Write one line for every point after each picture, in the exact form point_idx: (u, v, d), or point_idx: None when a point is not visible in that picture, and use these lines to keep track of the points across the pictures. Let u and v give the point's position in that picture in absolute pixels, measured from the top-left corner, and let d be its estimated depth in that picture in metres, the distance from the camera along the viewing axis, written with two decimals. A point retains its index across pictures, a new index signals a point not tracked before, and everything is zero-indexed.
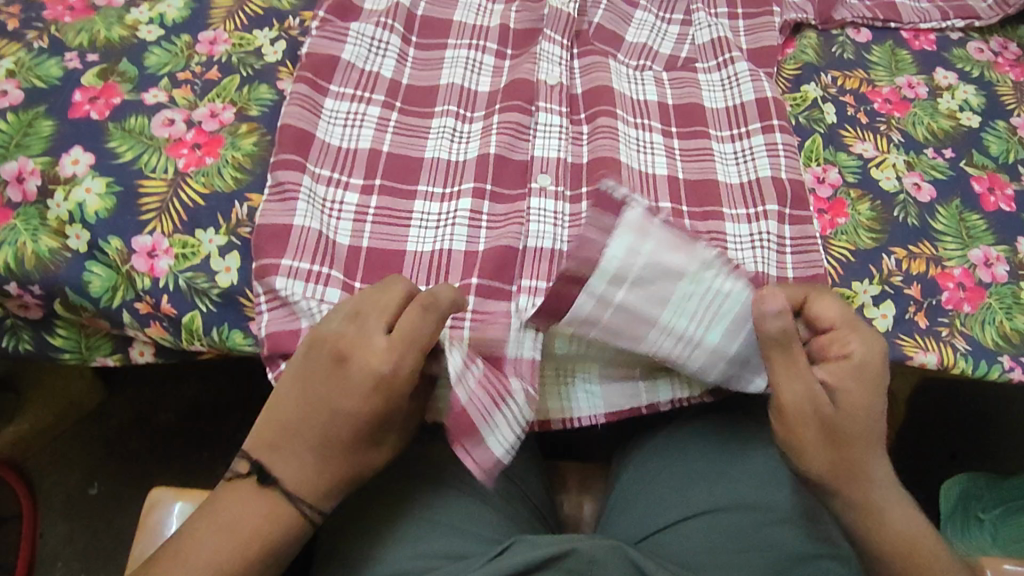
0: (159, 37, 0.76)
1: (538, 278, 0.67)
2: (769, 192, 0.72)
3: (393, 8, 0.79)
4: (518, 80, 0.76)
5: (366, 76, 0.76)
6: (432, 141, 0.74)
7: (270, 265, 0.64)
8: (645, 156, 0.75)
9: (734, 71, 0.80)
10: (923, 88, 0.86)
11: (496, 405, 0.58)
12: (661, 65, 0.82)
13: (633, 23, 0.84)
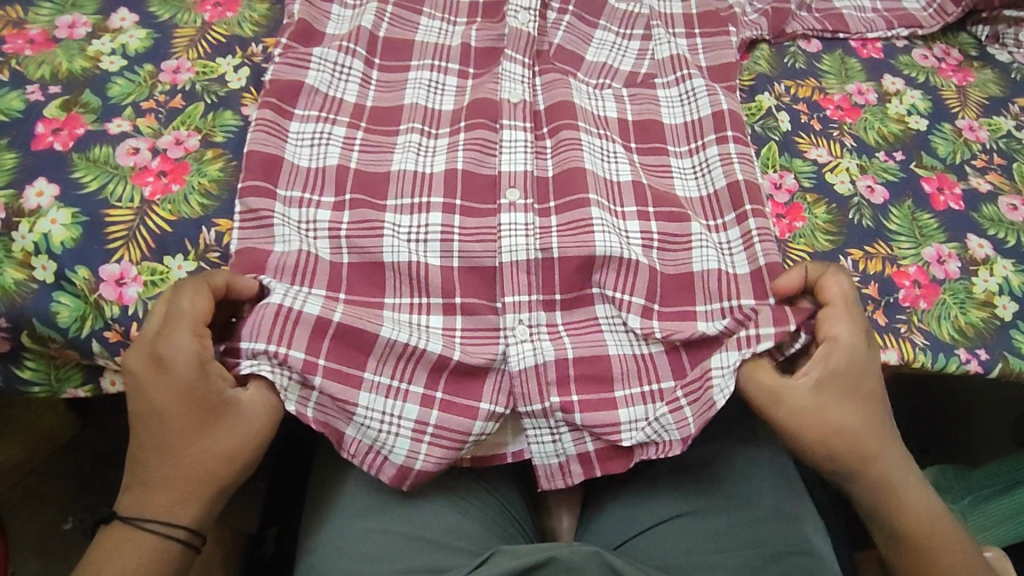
0: (122, 67, 0.77)
1: (521, 291, 0.68)
2: (727, 202, 0.74)
3: (355, 31, 0.81)
4: (482, 99, 0.78)
5: (330, 100, 0.77)
6: (398, 154, 0.75)
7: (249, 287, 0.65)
8: (609, 165, 0.76)
9: (692, 86, 0.81)
10: (873, 94, 0.89)
11: (412, 438, 0.63)
12: (622, 83, 0.84)
13: (593, 43, 0.86)
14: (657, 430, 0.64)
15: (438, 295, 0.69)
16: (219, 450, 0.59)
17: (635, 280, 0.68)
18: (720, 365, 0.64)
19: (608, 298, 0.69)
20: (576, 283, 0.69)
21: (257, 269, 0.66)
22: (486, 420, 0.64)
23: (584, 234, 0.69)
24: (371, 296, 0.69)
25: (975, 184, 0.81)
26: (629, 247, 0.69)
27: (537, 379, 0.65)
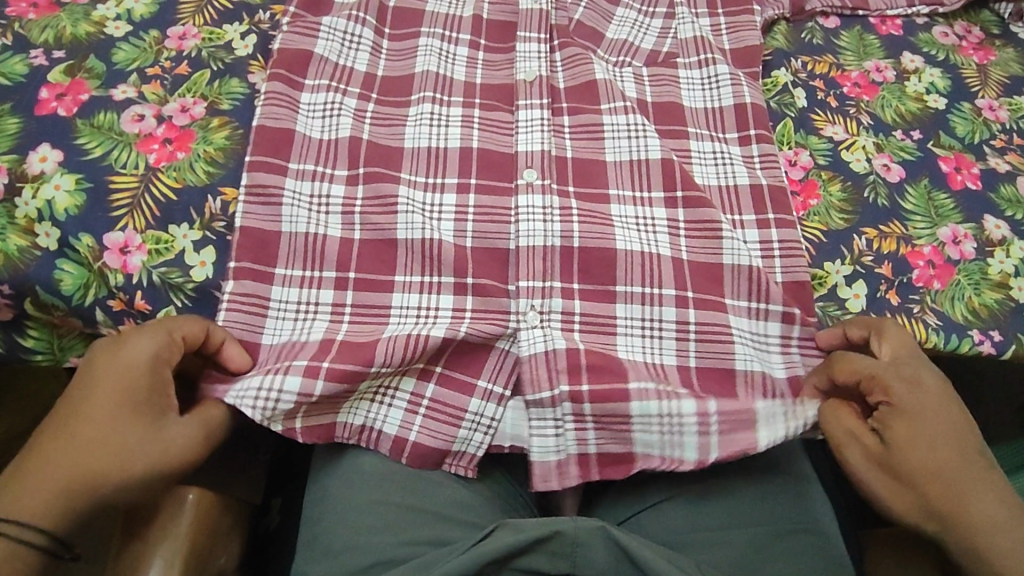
0: (127, 33, 0.75)
1: (535, 277, 0.68)
2: (745, 201, 0.74)
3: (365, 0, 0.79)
4: (498, 85, 0.78)
5: (340, 69, 0.76)
6: (410, 128, 0.74)
7: (264, 274, 0.66)
8: (635, 141, 0.75)
9: (714, 72, 0.80)
10: (891, 71, 0.87)
11: (407, 410, 0.65)
12: (642, 61, 0.82)
13: (614, 20, 0.84)
14: (671, 443, 0.63)
15: (449, 274, 0.69)
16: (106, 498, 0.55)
17: (658, 275, 0.69)
18: (766, 408, 0.64)
19: (632, 298, 0.69)
20: (598, 273, 0.69)
21: (266, 251, 0.67)
22: (482, 395, 0.66)
23: (604, 228, 0.71)
24: (381, 274, 0.68)
25: (993, 164, 0.80)
26: (651, 242, 0.71)
27: (547, 367, 0.64)
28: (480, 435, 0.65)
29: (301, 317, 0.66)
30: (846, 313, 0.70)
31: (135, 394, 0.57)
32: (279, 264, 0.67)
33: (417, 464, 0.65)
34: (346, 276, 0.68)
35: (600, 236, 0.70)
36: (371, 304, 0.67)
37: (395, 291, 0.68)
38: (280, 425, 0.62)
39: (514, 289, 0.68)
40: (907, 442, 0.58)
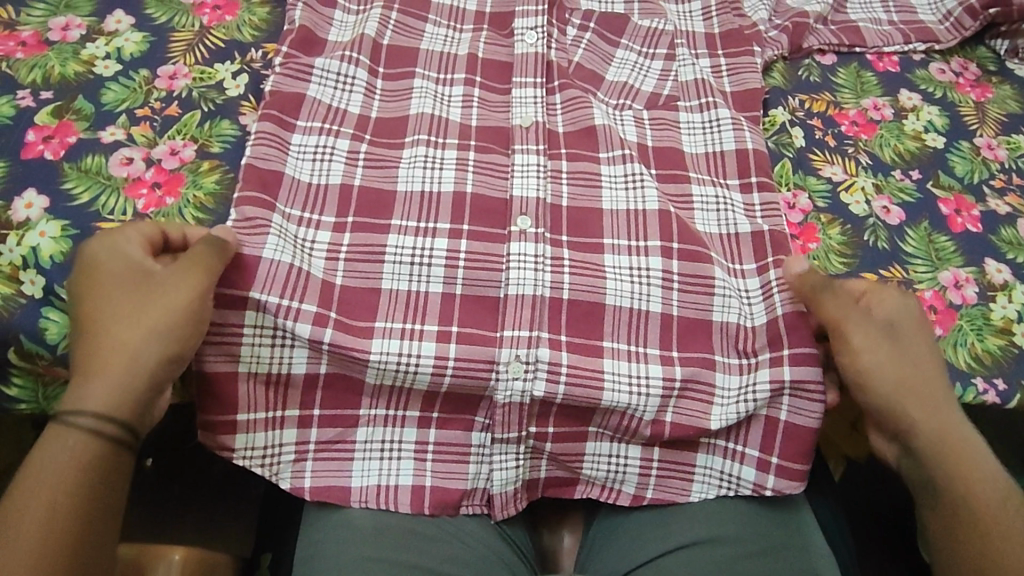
0: (116, 72, 0.74)
1: (521, 325, 0.67)
2: (747, 247, 0.73)
3: (359, 39, 0.79)
4: (492, 128, 0.77)
5: (334, 111, 0.75)
6: (404, 169, 0.73)
7: (241, 298, 0.64)
8: (632, 193, 0.74)
9: (716, 115, 0.80)
10: (889, 109, 0.87)
11: (416, 458, 0.67)
12: (642, 104, 0.82)
13: (615, 62, 0.85)
14: (616, 479, 0.70)
15: (432, 323, 0.67)
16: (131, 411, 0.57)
17: (644, 333, 0.69)
18: (703, 465, 0.69)
19: (620, 353, 0.68)
20: (585, 327, 0.69)
21: (246, 274, 0.64)
22: (482, 428, 0.68)
23: (594, 280, 0.70)
24: (361, 321, 0.67)
25: (993, 205, 0.79)
26: (643, 297, 0.70)
27: (521, 411, 0.66)
28: (484, 469, 0.68)
29: (277, 343, 0.65)
30: None
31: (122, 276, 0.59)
32: (255, 288, 0.64)
33: (438, 510, 0.67)
34: (326, 314, 0.65)
35: (590, 290, 0.70)
36: (350, 346, 0.64)
37: (375, 336, 0.66)
38: (288, 482, 0.66)
39: (500, 337, 0.67)
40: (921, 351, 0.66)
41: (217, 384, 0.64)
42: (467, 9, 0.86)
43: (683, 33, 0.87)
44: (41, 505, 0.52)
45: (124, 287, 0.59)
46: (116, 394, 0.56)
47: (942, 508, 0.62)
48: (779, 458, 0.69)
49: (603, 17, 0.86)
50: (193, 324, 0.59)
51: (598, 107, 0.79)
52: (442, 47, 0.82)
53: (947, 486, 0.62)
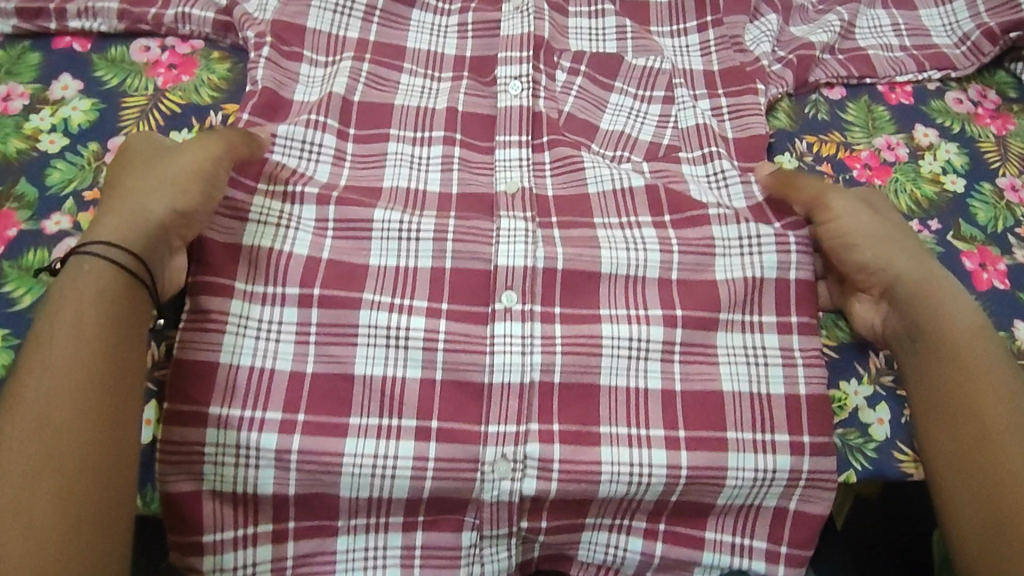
0: (62, 148, 0.68)
1: (507, 419, 0.62)
2: (767, 298, 0.67)
3: (325, 98, 0.73)
4: (474, 197, 0.71)
5: (296, 175, 0.68)
6: (377, 240, 0.66)
7: (200, 409, 0.59)
8: (633, 255, 0.68)
9: (720, 168, 0.74)
10: (903, 149, 0.80)
11: (402, 566, 0.62)
12: (641, 155, 0.76)
13: (609, 108, 0.78)
14: (617, 560, 0.64)
15: (410, 417, 0.61)
16: (141, 243, 0.57)
17: (646, 413, 0.63)
18: (710, 563, 0.64)
19: (618, 439, 0.62)
20: (578, 412, 0.63)
21: (208, 379, 0.60)
22: (471, 527, 0.62)
23: (588, 358, 0.64)
24: (334, 416, 0.61)
25: (1021, 257, 0.73)
26: (639, 374, 0.64)
27: (510, 509, 0.61)
28: (478, 569, 0.63)
29: (242, 462, 0.59)
30: (869, 442, 0.65)
31: (152, 152, 0.64)
32: (216, 402, 0.60)
33: None
34: (294, 418, 0.60)
35: (583, 370, 0.63)
36: (322, 451, 0.59)
37: (348, 436, 0.60)
38: None
39: (484, 433, 0.61)
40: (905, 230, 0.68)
41: (182, 504, 0.58)
42: (444, 56, 0.80)
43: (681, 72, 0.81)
44: (43, 401, 0.48)
45: (153, 157, 0.63)
46: (131, 226, 0.57)
47: (952, 418, 0.58)
48: (789, 547, 0.64)
49: (594, 57, 0.80)
50: (204, 183, 0.61)
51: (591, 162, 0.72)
52: (419, 100, 0.76)
53: (955, 339, 0.60)
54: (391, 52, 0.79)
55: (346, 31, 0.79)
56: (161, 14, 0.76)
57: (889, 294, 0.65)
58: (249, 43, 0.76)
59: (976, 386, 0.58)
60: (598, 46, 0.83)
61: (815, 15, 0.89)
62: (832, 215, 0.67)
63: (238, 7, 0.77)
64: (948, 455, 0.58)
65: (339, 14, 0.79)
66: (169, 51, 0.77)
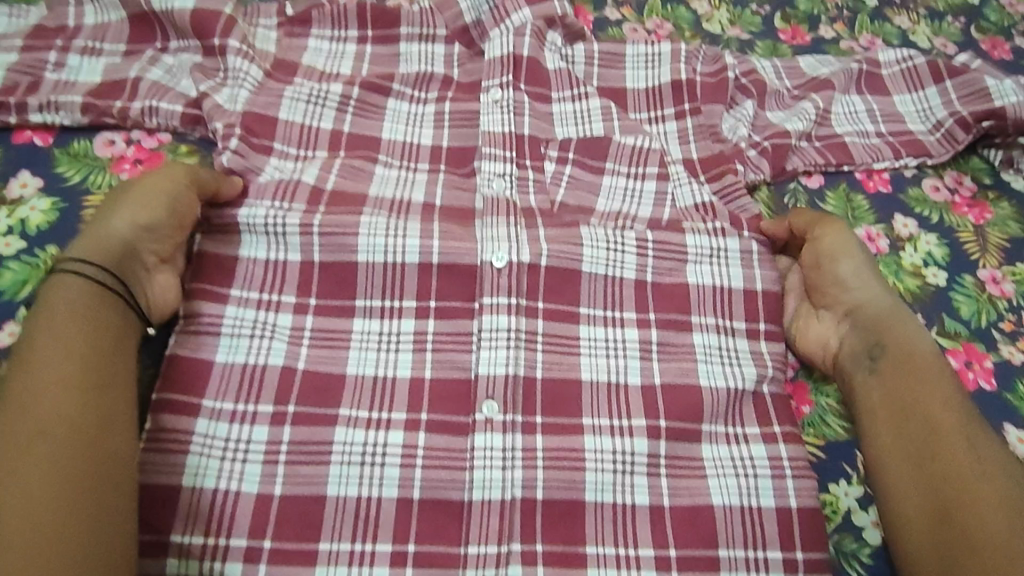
0: (18, 250, 0.65)
1: (488, 540, 0.57)
2: (748, 409, 0.65)
3: (292, 187, 0.71)
4: (457, 275, 0.67)
5: (271, 269, 0.66)
6: (355, 350, 0.63)
7: (158, 540, 0.55)
8: (614, 361, 0.65)
9: (725, 244, 0.71)
10: (884, 240, 0.80)
11: None
12: (644, 228, 0.73)
13: (602, 193, 0.77)
14: None
15: (386, 541, 0.57)
16: (114, 258, 0.59)
17: (633, 533, 0.59)
18: None
19: (606, 560, 0.58)
20: (563, 531, 0.58)
21: (167, 506, 0.55)
22: None
23: (572, 472, 0.60)
24: (303, 541, 0.56)
25: (1006, 353, 0.72)
26: (627, 490, 0.60)
27: None
28: None
29: None
30: (864, 548, 0.62)
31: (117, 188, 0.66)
32: (177, 530, 0.55)
33: None
34: (260, 546, 0.55)
35: (567, 486, 0.60)
36: None
37: (318, 564, 0.55)
38: None
39: (464, 555, 0.57)
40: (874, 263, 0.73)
41: None
42: (421, 147, 0.78)
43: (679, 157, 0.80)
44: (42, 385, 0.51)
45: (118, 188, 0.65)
46: (102, 245, 0.60)
47: (901, 432, 0.62)
48: None
49: (581, 142, 0.79)
50: (169, 201, 0.63)
51: (588, 245, 0.69)
52: (393, 193, 0.73)
53: (907, 361, 0.65)
54: (366, 143, 0.78)
55: (319, 121, 0.78)
56: (127, 107, 0.74)
57: (855, 313, 0.69)
58: (218, 133, 0.74)
59: (922, 395, 0.63)
60: (586, 129, 0.81)
61: (792, 101, 0.90)
62: (817, 238, 0.71)
63: (206, 100, 0.75)
64: (902, 461, 0.61)
65: (311, 105, 0.78)
66: (134, 145, 0.75)
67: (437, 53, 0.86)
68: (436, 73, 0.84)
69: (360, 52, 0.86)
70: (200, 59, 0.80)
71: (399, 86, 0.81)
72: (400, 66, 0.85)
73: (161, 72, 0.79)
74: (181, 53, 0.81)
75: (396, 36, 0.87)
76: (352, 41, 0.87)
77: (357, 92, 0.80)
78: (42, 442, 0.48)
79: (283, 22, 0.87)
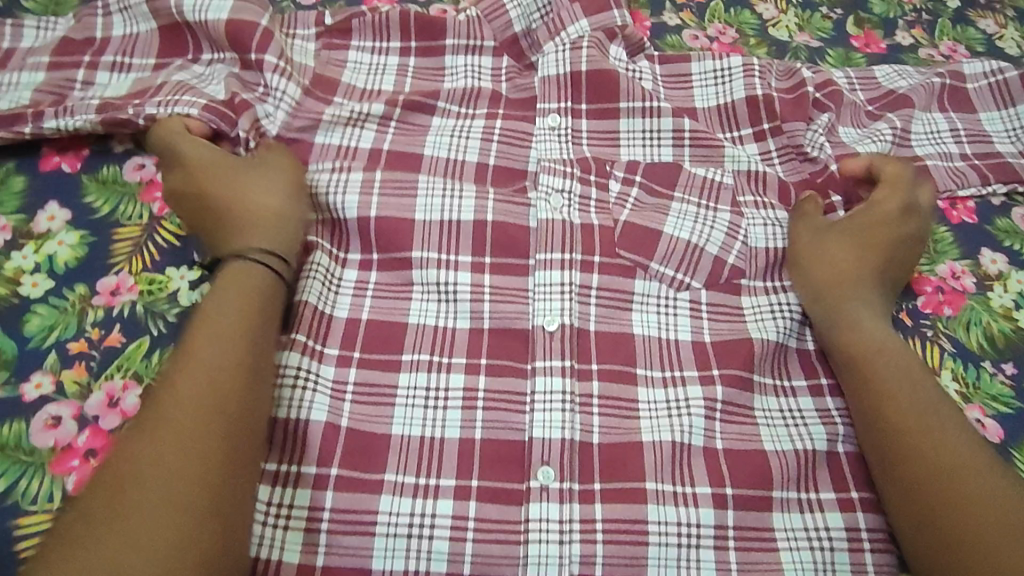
0: (46, 291, 0.62)
1: None
2: (822, 474, 0.59)
3: (343, 229, 0.67)
4: (505, 335, 0.63)
5: (318, 318, 0.62)
6: (401, 408, 0.59)
7: None
8: (677, 421, 0.60)
9: (784, 301, 0.67)
10: (970, 277, 0.73)
11: None
12: (702, 279, 0.67)
13: (673, 214, 0.70)
14: None
15: None
16: (281, 242, 0.62)
17: None
18: None
19: None
20: None
21: None
22: None
23: (635, 546, 0.55)
24: None
25: None
26: (693, 567, 0.55)
27: None
28: None
29: None
30: None
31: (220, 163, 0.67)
32: None
33: None
34: None
35: (629, 561, 0.55)
36: None
37: None
38: None
39: None
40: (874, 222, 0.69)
41: None
42: (465, 170, 0.73)
43: (743, 181, 0.74)
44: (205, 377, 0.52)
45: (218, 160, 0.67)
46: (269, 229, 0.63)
47: (873, 421, 0.58)
48: None
49: (636, 166, 0.74)
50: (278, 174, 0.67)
51: (637, 310, 0.65)
52: (441, 218, 0.68)
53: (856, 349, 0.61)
54: (408, 165, 0.72)
55: (358, 139, 0.74)
56: None
57: (823, 283, 0.66)
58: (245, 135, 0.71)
59: (897, 389, 0.58)
60: (654, 153, 0.76)
61: (867, 119, 0.83)
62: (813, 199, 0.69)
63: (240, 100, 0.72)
64: (880, 449, 0.57)
65: (350, 125, 0.74)
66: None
67: (484, 67, 0.81)
68: (484, 88, 0.78)
69: (403, 65, 0.81)
70: (230, 72, 0.76)
71: (444, 104, 0.76)
72: (444, 81, 0.80)
73: (189, 76, 0.75)
74: (214, 66, 0.77)
75: (440, 47, 0.81)
76: (394, 53, 0.81)
77: (400, 113, 0.75)
78: (202, 416, 0.50)
79: (321, 32, 0.82)
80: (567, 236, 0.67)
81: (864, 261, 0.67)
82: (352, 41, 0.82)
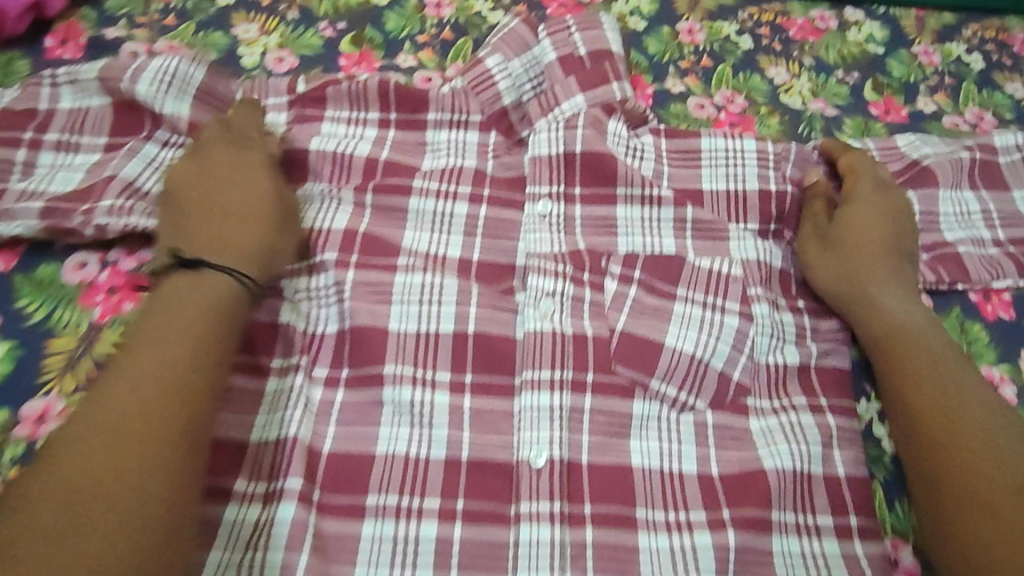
0: None
1: None
2: None
3: (316, 341, 0.61)
4: (486, 471, 0.56)
5: (277, 451, 0.55)
6: (364, 563, 0.52)
7: None
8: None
9: (798, 420, 0.60)
10: (1007, 386, 0.66)
11: None
12: (706, 400, 0.60)
13: (674, 319, 0.63)
14: None
15: None
16: (252, 260, 0.57)
17: None
18: None
19: None
20: None
21: None
22: None
23: None
24: None
25: None
26: None
27: None
28: None
29: None
30: None
31: (228, 167, 0.63)
32: None
33: None
34: None
35: None
36: None
37: None
38: None
39: None
40: (856, 222, 0.67)
41: None
42: (446, 264, 0.65)
43: (754, 273, 0.67)
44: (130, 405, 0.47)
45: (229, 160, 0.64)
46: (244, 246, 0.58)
47: (930, 431, 0.56)
48: None
49: (635, 258, 0.66)
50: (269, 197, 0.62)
51: (636, 436, 0.58)
52: (417, 329, 0.60)
53: (887, 355, 0.61)
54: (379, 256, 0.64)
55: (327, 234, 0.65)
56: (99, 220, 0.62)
57: (838, 286, 0.65)
58: None
59: (943, 381, 0.57)
60: (654, 244, 0.68)
61: None
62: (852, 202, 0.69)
63: None
64: (942, 456, 0.54)
65: (320, 212, 0.66)
66: (109, 268, 0.63)
67: (470, 142, 0.73)
68: (467, 168, 0.71)
69: (381, 137, 0.72)
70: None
71: (421, 182, 0.69)
72: (425, 158, 0.72)
73: (139, 164, 0.67)
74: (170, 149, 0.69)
75: (422, 121, 0.73)
76: (372, 125, 0.73)
77: (372, 199, 0.67)
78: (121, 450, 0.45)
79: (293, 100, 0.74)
80: (558, 351, 0.60)
81: (864, 255, 0.65)
82: (327, 111, 0.73)
